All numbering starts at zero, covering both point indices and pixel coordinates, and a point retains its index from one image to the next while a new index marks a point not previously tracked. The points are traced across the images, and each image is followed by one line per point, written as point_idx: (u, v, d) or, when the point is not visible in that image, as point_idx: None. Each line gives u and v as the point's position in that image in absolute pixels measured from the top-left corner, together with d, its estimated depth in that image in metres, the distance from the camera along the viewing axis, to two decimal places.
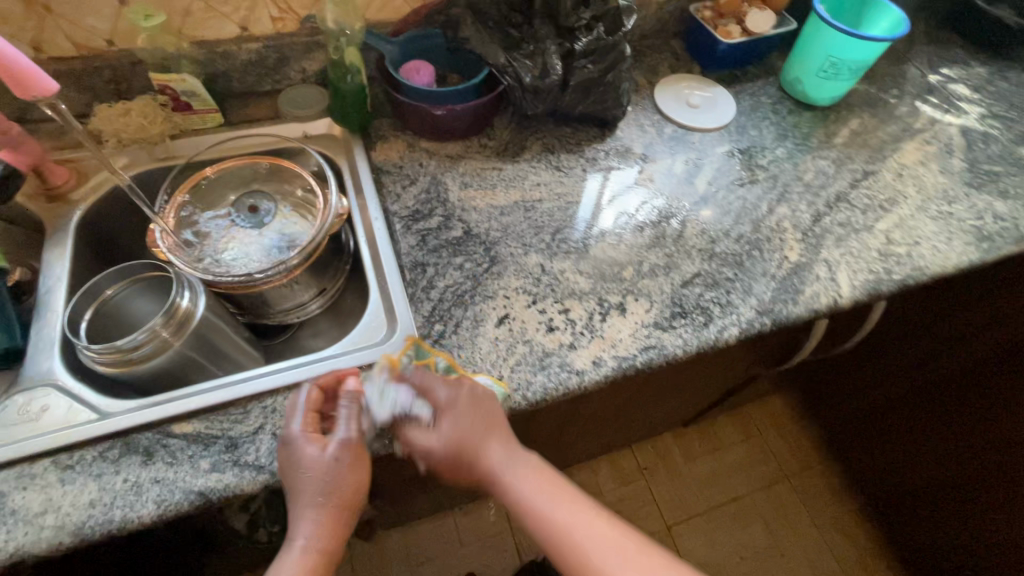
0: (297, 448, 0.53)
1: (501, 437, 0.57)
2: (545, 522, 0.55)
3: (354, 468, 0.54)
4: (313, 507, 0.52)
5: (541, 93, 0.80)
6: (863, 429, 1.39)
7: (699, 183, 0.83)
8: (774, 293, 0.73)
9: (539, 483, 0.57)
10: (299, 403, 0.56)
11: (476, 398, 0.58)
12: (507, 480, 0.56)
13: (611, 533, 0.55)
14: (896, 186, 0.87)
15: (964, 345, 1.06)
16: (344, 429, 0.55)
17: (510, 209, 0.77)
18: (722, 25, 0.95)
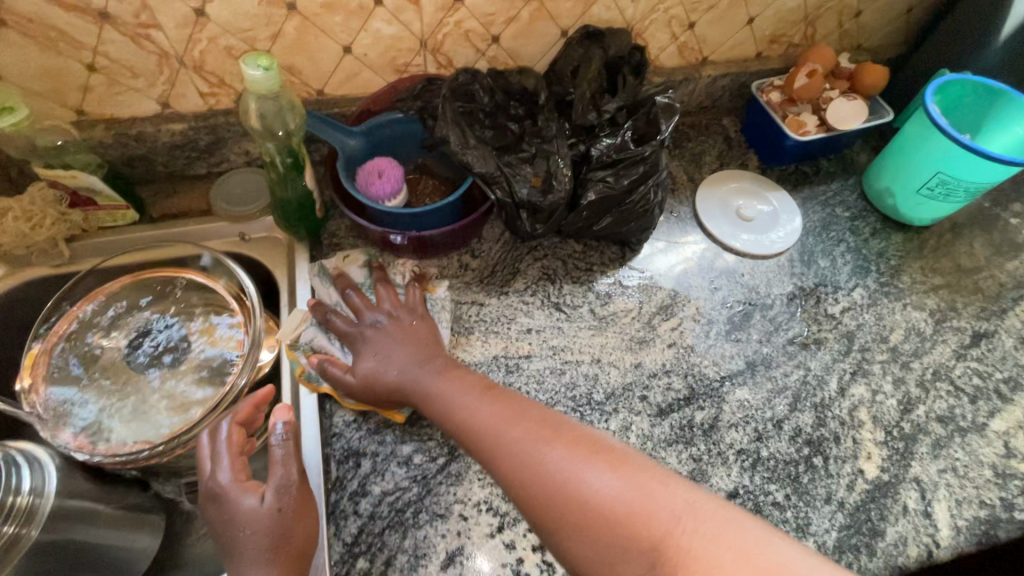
0: (228, 502, 0.44)
1: (409, 354, 0.53)
2: (452, 418, 0.48)
3: (300, 508, 0.45)
4: (252, 567, 0.42)
5: (542, 212, 0.60)
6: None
7: (744, 341, 0.62)
8: (840, 534, 0.52)
9: (446, 380, 0.51)
10: (223, 446, 0.47)
11: (396, 328, 0.55)
12: (417, 381, 0.51)
13: (516, 412, 0.47)
14: (1020, 359, 0.64)
15: None
16: (277, 472, 0.45)
17: (486, 368, 0.58)
18: (793, 113, 0.73)
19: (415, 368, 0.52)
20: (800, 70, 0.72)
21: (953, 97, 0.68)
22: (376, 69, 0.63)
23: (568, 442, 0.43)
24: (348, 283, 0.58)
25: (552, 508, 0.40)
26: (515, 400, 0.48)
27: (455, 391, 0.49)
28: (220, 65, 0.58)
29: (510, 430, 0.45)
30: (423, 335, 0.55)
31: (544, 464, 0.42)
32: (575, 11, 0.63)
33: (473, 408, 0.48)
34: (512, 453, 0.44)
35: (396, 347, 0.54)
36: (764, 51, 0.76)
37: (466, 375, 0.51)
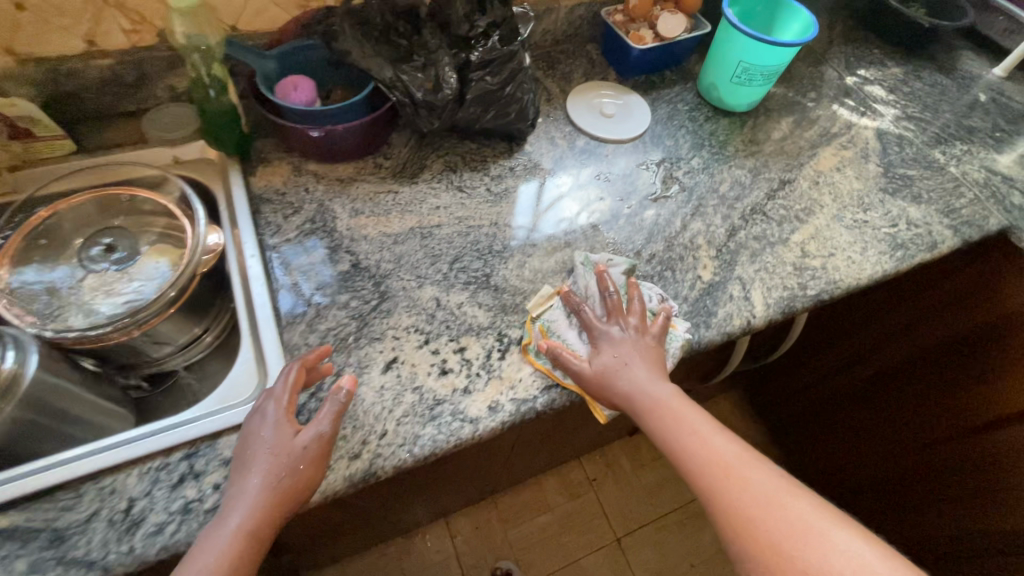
0: (267, 425, 0.52)
1: (646, 370, 0.59)
2: (675, 436, 0.55)
3: (316, 462, 0.51)
4: (259, 482, 0.49)
5: (436, 109, 0.74)
6: (811, 426, 1.36)
7: (611, 201, 0.79)
8: (685, 317, 0.69)
9: (676, 408, 0.57)
10: (287, 379, 0.55)
11: (636, 342, 0.61)
12: (650, 394, 0.58)
13: (743, 465, 0.52)
14: (812, 195, 0.85)
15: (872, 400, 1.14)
16: (319, 420, 0.53)
17: (404, 236, 0.71)
18: (634, 30, 0.91)
19: (644, 389, 0.58)
20: None
21: (747, 7, 0.89)
22: (281, 5, 0.74)
23: (774, 501, 0.49)
24: (606, 286, 0.65)
25: (764, 546, 0.47)
26: (740, 452, 0.54)
27: (696, 425, 0.56)
28: (140, 2, 0.67)
29: (737, 475, 0.51)
30: (653, 357, 0.61)
31: (754, 491, 0.50)
32: None
33: (711, 441, 0.54)
34: (734, 491, 0.50)
35: (633, 358, 0.60)
36: None
37: (686, 410, 0.57)
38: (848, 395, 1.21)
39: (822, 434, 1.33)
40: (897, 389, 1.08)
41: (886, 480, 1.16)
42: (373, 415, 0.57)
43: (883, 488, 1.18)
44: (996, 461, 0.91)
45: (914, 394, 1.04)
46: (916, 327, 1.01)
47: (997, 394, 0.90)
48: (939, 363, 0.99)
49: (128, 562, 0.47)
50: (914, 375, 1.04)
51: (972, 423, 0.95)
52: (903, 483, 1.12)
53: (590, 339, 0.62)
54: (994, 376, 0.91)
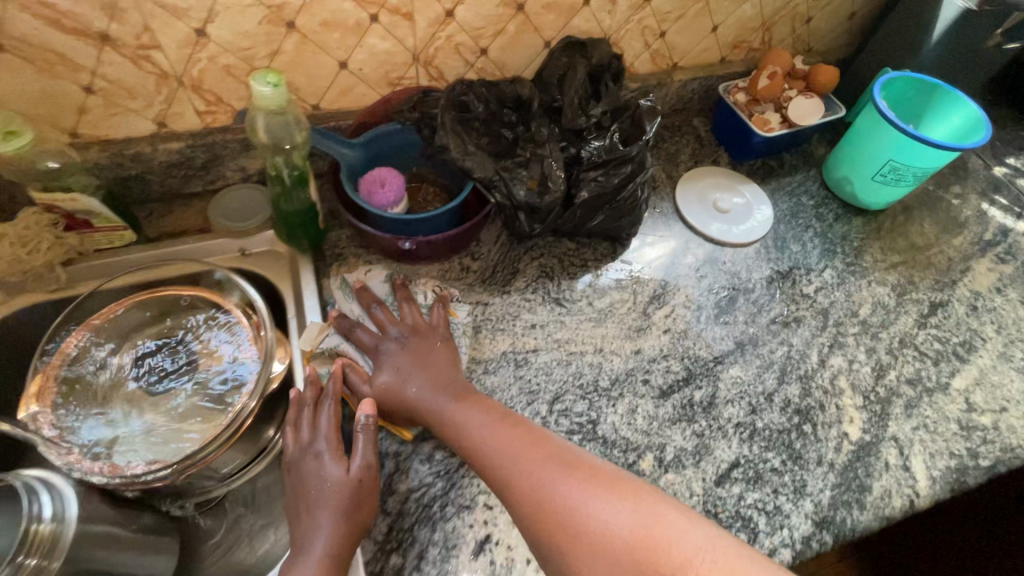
0: (321, 459, 0.50)
1: (430, 377, 0.56)
2: (464, 435, 0.51)
3: (376, 485, 0.50)
4: (329, 518, 0.47)
5: (540, 212, 0.64)
6: None
7: (731, 323, 0.67)
8: (833, 492, 0.56)
9: (466, 405, 0.53)
10: (322, 419, 0.52)
11: (411, 347, 0.58)
12: (436, 407, 0.54)
13: (559, 459, 0.49)
14: (972, 324, 0.71)
15: None
16: (363, 450, 0.50)
17: (495, 364, 0.61)
18: (758, 112, 0.79)
19: (430, 392, 0.54)
20: (761, 73, 0.79)
21: (896, 92, 0.76)
22: (371, 83, 0.65)
23: (596, 482, 0.46)
24: (371, 300, 0.61)
25: (608, 544, 0.42)
26: (539, 434, 0.51)
27: (466, 423, 0.52)
28: (219, 83, 0.59)
29: (559, 480, 0.47)
30: (439, 360, 0.57)
31: (564, 485, 0.46)
32: (557, 23, 0.67)
33: (487, 432, 0.51)
34: (526, 485, 0.47)
35: (412, 365, 0.56)
36: (728, 57, 0.82)
37: (484, 402, 0.54)
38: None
39: None
40: None
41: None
42: None
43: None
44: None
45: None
46: None
47: None
48: None
49: None
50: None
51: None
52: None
53: (375, 357, 0.58)
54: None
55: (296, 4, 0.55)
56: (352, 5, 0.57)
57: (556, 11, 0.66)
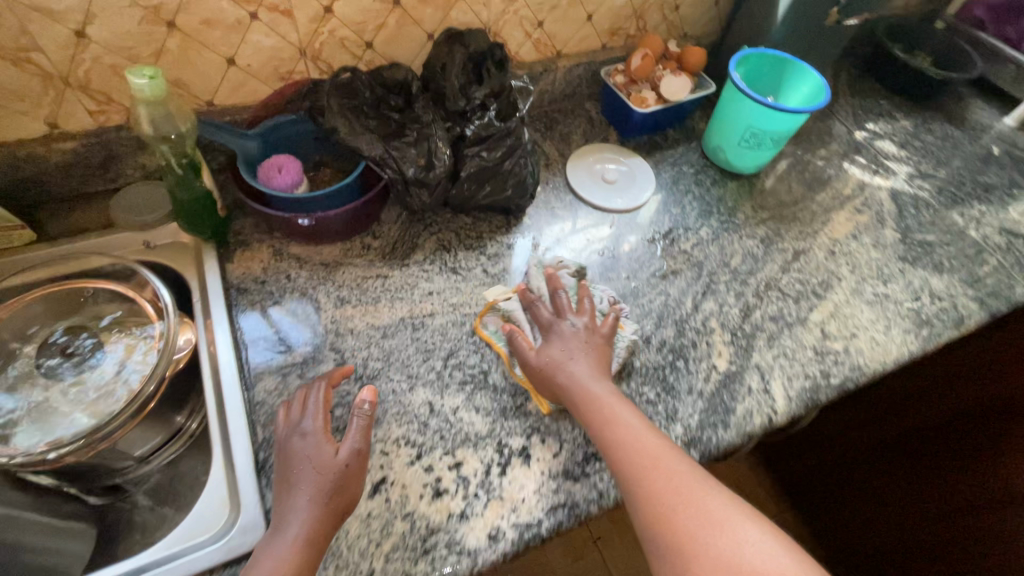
0: (310, 443, 0.52)
1: (589, 369, 0.59)
2: (608, 429, 0.54)
3: (358, 479, 0.51)
4: (309, 500, 0.48)
5: (428, 186, 0.69)
6: (808, 494, 1.37)
7: (616, 280, 0.74)
8: (701, 415, 0.63)
9: (612, 404, 0.56)
10: (319, 401, 0.55)
11: (581, 339, 0.61)
12: (588, 395, 0.57)
13: (676, 479, 0.50)
14: (829, 266, 0.80)
15: (871, 484, 1.16)
16: (353, 436, 0.53)
17: (394, 329, 0.65)
18: (636, 91, 0.87)
19: (582, 384, 0.58)
20: (635, 55, 0.87)
21: (756, 67, 0.85)
22: (261, 78, 0.69)
23: (707, 512, 0.48)
24: (557, 286, 0.66)
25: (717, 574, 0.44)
26: (669, 449, 0.53)
27: (612, 420, 0.55)
28: (106, 83, 0.62)
29: (681, 505, 0.48)
30: (597, 356, 0.61)
31: (693, 511, 0.48)
32: (436, 16, 0.73)
33: (631, 434, 0.54)
34: (655, 490, 0.50)
35: (581, 353, 0.60)
36: (607, 43, 0.90)
37: (626, 408, 0.56)
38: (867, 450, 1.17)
39: (823, 501, 1.32)
40: (895, 471, 1.10)
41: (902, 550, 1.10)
42: (359, 550, 0.51)
43: (897, 560, 1.12)
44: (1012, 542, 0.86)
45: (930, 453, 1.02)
46: (919, 422, 1.05)
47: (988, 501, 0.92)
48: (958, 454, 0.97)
49: None
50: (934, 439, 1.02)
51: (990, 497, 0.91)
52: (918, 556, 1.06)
53: (546, 333, 0.63)
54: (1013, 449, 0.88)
55: (172, 5, 0.59)
56: (229, 4, 0.61)
57: (432, 4, 0.72)
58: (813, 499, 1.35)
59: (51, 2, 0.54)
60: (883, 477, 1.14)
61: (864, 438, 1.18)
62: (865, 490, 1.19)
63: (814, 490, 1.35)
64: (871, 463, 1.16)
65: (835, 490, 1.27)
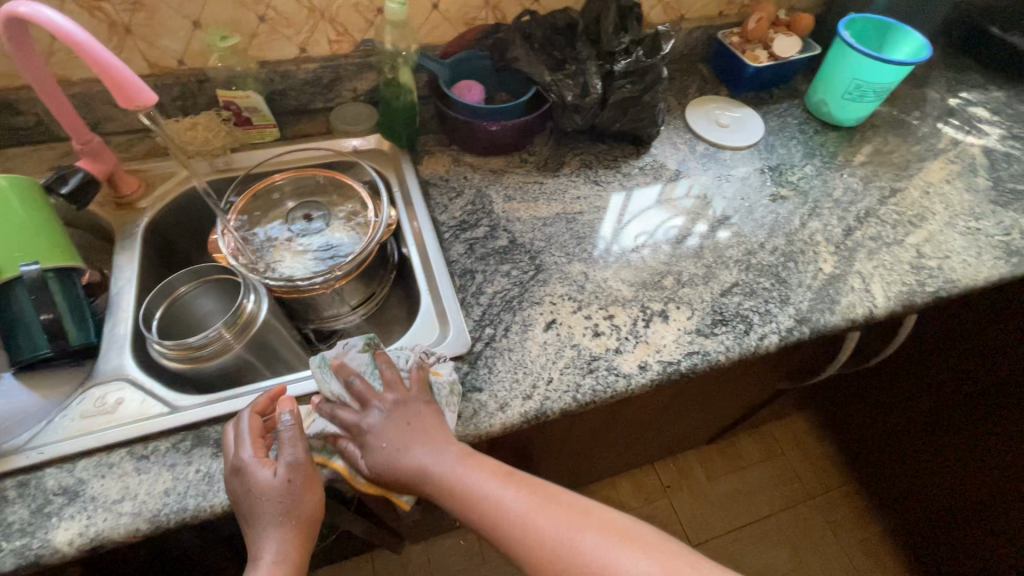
0: (247, 473, 0.51)
1: (427, 441, 0.55)
2: (476, 502, 0.52)
3: (299, 501, 0.52)
4: (273, 527, 0.51)
5: (584, 110, 0.84)
6: (875, 455, 1.44)
7: (731, 200, 0.87)
8: (810, 302, 0.75)
9: (470, 465, 0.54)
10: (244, 430, 0.55)
11: (398, 417, 0.56)
12: (440, 473, 0.53)
13: (550, 500, 0.52)
14: (923, 203, 0.89)
15: (925, 440, 1.24)
16: (288, 449, 0.53)
17: (552, 220, 0.80)
18: (750, 50, 1.00)
19: (429, 467, 0.54)
20: (751, 18, 1.00)
21: (863, 30, 0.96)
22: (452, 22, 0.87)
23: (607, 528, 0.49)
24: (349, 374, 0.57)
25: None
26: (542, 486, 0.54)
27: (477, 483, 0.53)
28: (348, 17, 0.81)
29: (580, 535, 0.49)
30: (423, 427, 0.56)
31: (587, 542, 0.48)
32: None
33: (484, 505, 0.52)
34: (545, 535, 0.49)
35: (404, 434, 0.55)
36: (725, 10, 1.04)
37: (485, 460, 0.55)
38: (922, 416, 1.23)
39: (890, 460, 1.38)
40: (947, 430, 1.17)
41: (966, 503, 1.17)
42: (541, 363, 0.65)
43: (958, 509, 1.20)
44: None
45: (986, 415, 1.07)
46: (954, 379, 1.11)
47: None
48: (999, 404, 1.04)
49: (355, 463, 0.58)
50: (982, 403, 1.07)
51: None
52: (983, 508, 1.13)
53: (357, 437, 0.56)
54: None
55: None
56: None
57: None
58: (879, 460, 1.42)
59: None
60: (935, 435, 1.20)
61: (919, 406, 1.22)
62: (920, 447, 1.26)
63: (878, 453, 1.42)
64: (928, 428, 1.22)
65: (896, 449, 1.35)
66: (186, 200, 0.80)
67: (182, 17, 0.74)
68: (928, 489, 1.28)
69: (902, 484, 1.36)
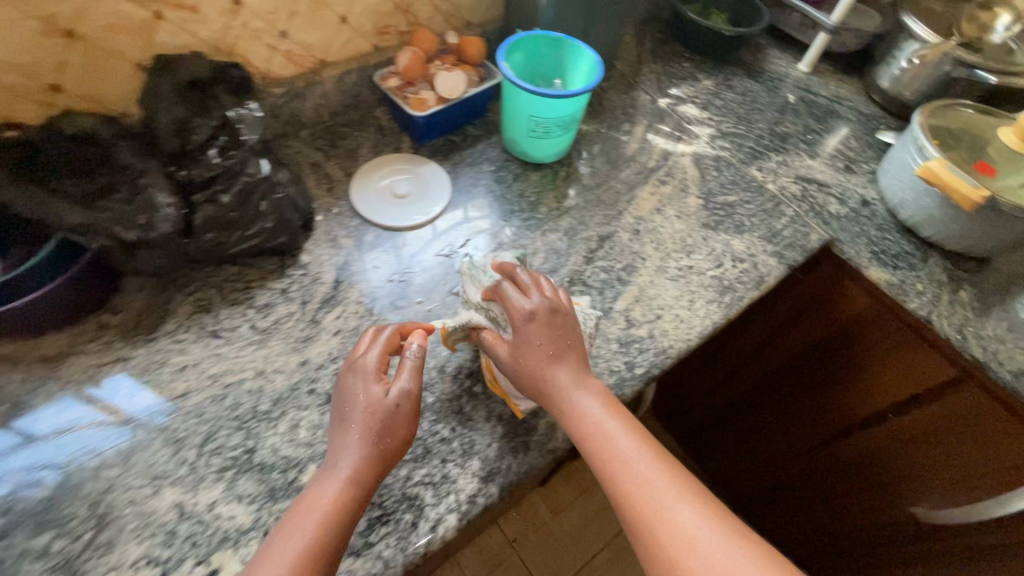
0: (361, 382, 0.55)
1: (568, 363, 0.60)
2: (578, 416, 0.57)
3: (409, 414, 0.54)
4: (358, 439, 0.52)
5: (158, 246, 0.59)
6: (699, 443, 1.45)
7: (406, 308, 0.68)
8: (500, 442, 0.60)
9: (589, 395, 0.59)
10: (379, 339, 0.58)
11: (542, 321, 0.60)
12: (553, 390, 0.58)
13: (656, 451, 0.56)
14: (634, 248, 0.78)
15: (743, 423, 1.25)
16: (404, 376, 0.55)
17: (138, 421, 0.56)
18: (413, 93, 0.80)
19: (567, 390, 0.58)
20: (404, 53, 0.79)
21: (535, 49, 0.81)
22: None
23: (662, 466, 0.55)
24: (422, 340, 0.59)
25: (655, 536, 0.50)
26: (641, 427, 0.58)
27: (583, 404, 0.58)
28: None
29: (647, 465, 0.54)
30: (574, 356, 0.60)
31: (659, 484, 0.53)
32: (136, 43, 0.62)
33: (613, 443, 0.56)
34: (618, 460, 0.55)
35: (552, 348, 0.60)
36: (378, 44, 0.82)
37: (592, 381, 0.60)
38: (747, 398, 1.20)
39: (714, 446, 1.40)
40: (759, 413, 1.18)
41: (796, 479, 1.17)
42: None
43: (781, 487, 1.23)
44: (885, 451, 0.95)
45: (799, 390, 1.06)
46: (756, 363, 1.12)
47: (840, 419, 1.01)
48: (797, 383, 1.05)
49: None
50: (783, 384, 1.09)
51: (855, 419, 0.97)
52: (801, 482, 1.17)
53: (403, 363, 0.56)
54: (852, 382, 0.95)
55: None
56: None
57: (124, 30, 0.60)
58: (705, 448, 1.44)
59: None
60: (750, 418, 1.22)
61: (742, 387, 1.19)
62: (739, 432, 1.28)
63: (703, 441, 1.43)
64: (742, 411, 1.23)
65: (718, 436, 1.36)
66: None
67: None
68: (748, 468, 1.31)
69: (726, 468, 1.39)
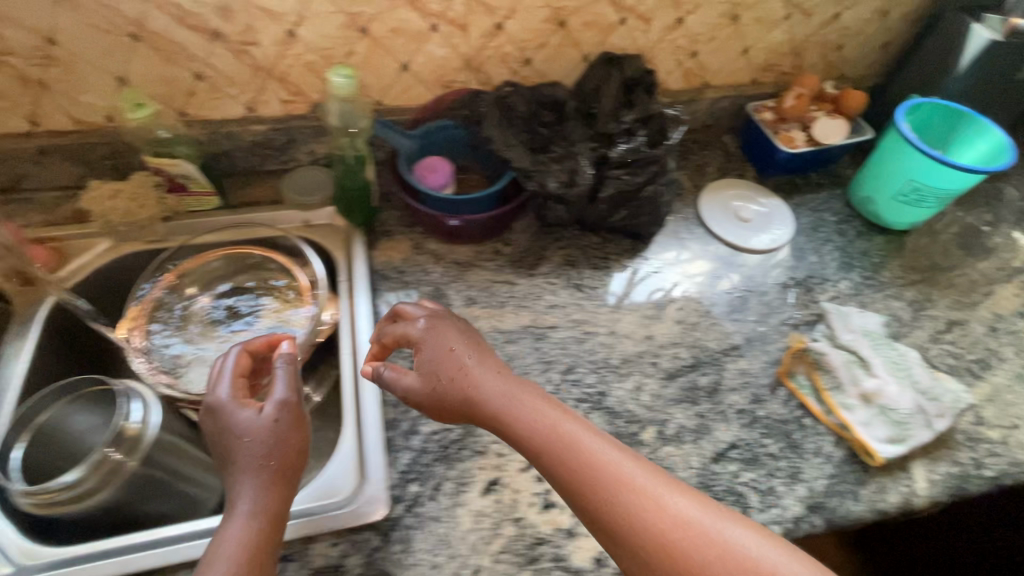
0: (230, 412, 0.50)
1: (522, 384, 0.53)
2: (567, 457, 0.47)
3: (293, 435, 0.50)
4: (251, 473, 0.48)
5: (569, 202, 0.71)
6: None
7: (742, 322, 0.71)
8: (828, 481, 0.59)
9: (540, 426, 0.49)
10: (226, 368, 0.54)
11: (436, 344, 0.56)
12: (525, 426, 0.50)
13: (697, 503, 0.45)
14: (989, 344, 0.72)
15: None
16: (282, 386, 0.52)
17: (517, 335, 0.67)
18: (784, 130, 0.84)
19: (550, 423, 0.50)
20: (789, 93, 0.84)
21: (925, 118, 0.78)
22: (426, 85, 0.75)
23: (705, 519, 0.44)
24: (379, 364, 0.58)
25: None
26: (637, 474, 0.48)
27: (567, 439, 0.48)
28: (301, 78, 0.70)
29: (691, 523, 0.44)
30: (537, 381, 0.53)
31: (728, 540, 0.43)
32: (595, 39, 0.75)
33: (627, 498, 0.45)
34: (643, 515, 0.44)
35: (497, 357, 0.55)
36: (758, 78, 0.87)
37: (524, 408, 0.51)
38: None
39: None
40: None
41: None
42: (470, 545, 0.53)
43: None
44: None
45: None
46: None
47: None
48: None
49: None
50: None
51: None
52: None
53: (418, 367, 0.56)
54: None
55: (370, 13, 0.65)
56: (416, 16, 0.67)
57: (595, 28, 0.74)
58: None
59: (275, 4, 0.62)
60: None
61: None
62: None
63: None
64: None
65: None
66: (106, 275, 0.72)
67: (105, 73, 0.64)
68: None
69: None
